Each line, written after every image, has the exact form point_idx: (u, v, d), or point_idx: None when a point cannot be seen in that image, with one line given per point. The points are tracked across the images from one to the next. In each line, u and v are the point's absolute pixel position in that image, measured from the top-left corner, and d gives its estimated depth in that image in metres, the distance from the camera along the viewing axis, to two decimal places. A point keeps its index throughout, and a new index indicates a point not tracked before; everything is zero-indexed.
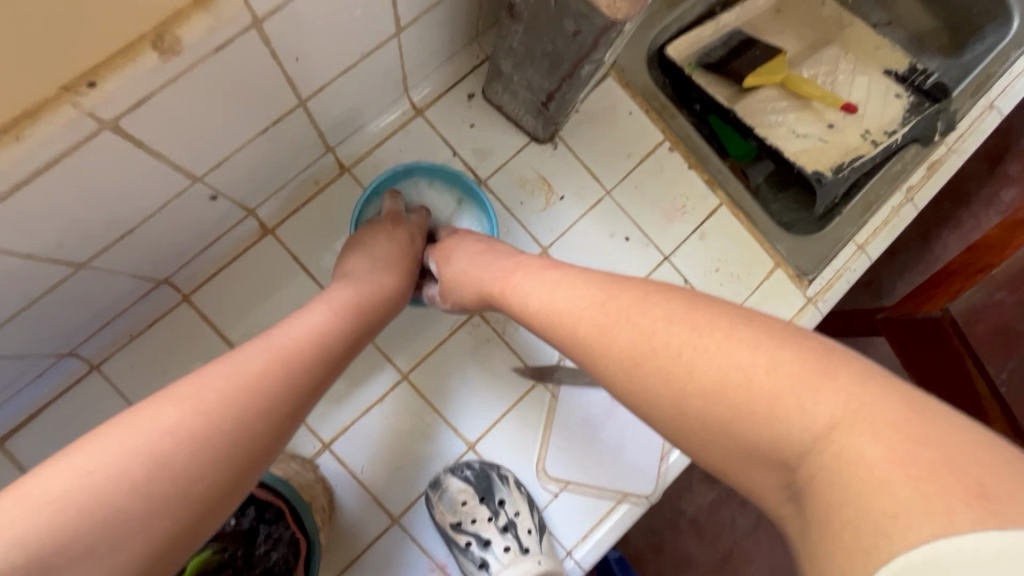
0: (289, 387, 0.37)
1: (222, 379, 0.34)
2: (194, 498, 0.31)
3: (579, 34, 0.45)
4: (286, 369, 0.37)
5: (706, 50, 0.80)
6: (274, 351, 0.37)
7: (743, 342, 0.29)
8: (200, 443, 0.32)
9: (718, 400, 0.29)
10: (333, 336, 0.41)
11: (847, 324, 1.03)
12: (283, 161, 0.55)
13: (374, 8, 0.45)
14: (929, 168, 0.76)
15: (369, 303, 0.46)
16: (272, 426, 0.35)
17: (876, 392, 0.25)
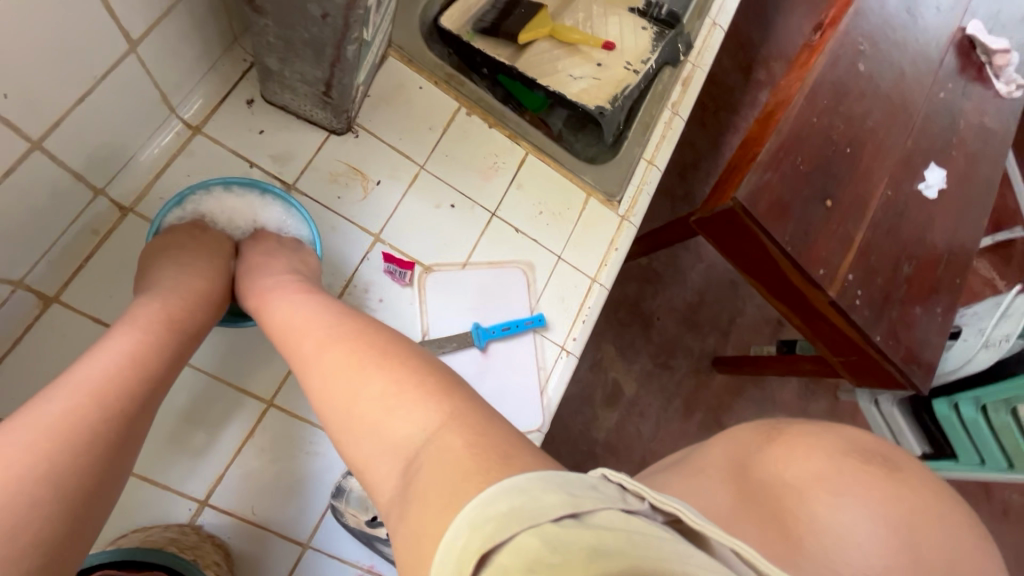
0: (111, 416, 0.39)
1: (33, 424, 0.36)
2: (41, 534, 0.33)
3: (327, 18, 0.45)
4: (106, 399, 0.39)
5: (479, 16, 0.86)
6: (86, 388, 0.39)
7: (392, 370, 0.37)
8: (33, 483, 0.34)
9: (371, 411, 0.36)
10: (144, 362, 0.43)
11: (667, 235, 1.20)
12: (39, 215, 0.48)
13: (87, 24, 0.41)
14: (683, 84, 0.90)
15: (174, 336, 0.47)
16: (105, 453, 0.38)
17: (451, 406, 0.34)
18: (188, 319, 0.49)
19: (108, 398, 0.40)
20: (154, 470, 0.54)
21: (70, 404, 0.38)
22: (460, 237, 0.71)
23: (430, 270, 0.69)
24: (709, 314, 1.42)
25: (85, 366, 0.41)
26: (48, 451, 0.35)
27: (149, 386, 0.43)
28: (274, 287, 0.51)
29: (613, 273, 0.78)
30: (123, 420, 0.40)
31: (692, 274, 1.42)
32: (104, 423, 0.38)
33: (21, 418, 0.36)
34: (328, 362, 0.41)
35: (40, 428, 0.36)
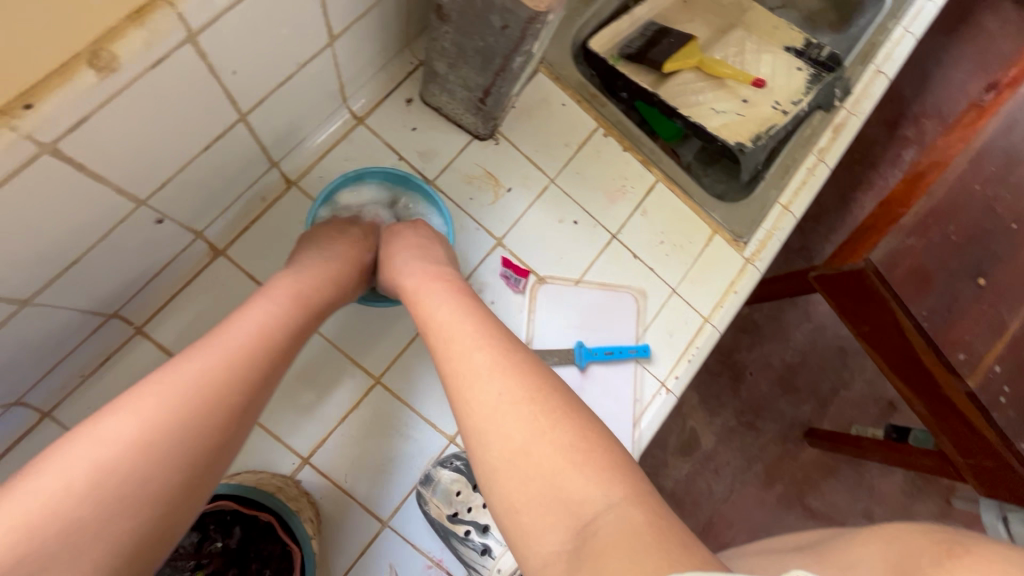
0: (243, 377, 0.39)
1: (186, 369, 0.37)
2: (178, 474, 0.34)
3: (506, 29, 0.48)
4: (252, 353, 0.40)
5: (626, 43, 0.86)
6: (238, 340, 0.40)
7: (565, 423, 0.39)
8: (164, 441, 0.34)
9: (540, 459, 0.37)
10: (294, 319, 0.45)
11: (780, 286, 1.13)
12: (227, 179, 0.55)
13: (306, 19, 0.46)
14: (834, 130, 0.84)
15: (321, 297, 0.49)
16: (232, 412, 0.37)
17: (630, 481, 0.36)
18: (321, 296, 0.49)
19: (245, 357, 0.40)
20: (270, 420, 0.59)
21: (209, 362, 0.38)
22: (576, 255, 0.71)
23: (542, 281, 0.70)
24: (810, 380, 1.29)
25: (236, 325, 0.41)
26: (181, 408, 0.35)
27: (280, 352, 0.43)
28: (434, 284, 0.52)
29: (728, 316, 0.74)
30: (252, 383, 0.39)
31: (796, 333, 1.31)
32: (238, 384, 0.38)
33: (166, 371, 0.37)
34: (496, 390, 0.41)
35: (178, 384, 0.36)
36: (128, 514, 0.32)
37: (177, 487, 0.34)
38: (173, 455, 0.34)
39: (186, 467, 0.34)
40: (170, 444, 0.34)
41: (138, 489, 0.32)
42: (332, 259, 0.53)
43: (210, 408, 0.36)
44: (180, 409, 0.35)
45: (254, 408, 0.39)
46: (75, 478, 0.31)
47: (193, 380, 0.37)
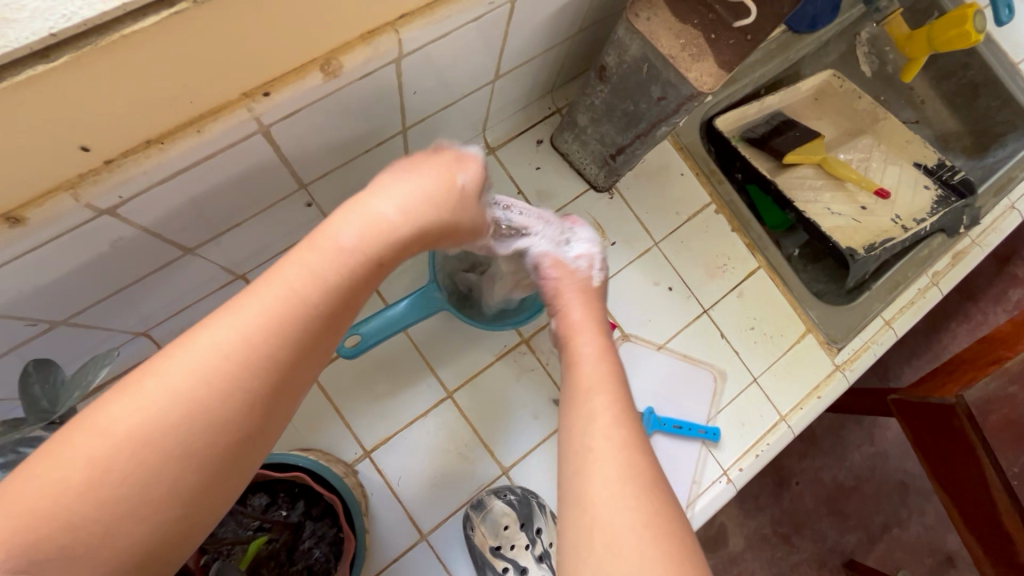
0: (287, 348, 0.34)
1: (218, 329, 0.32)
2: (210, 442, 0.31)
3: (662, 100, 0.51)
4: (297, 311, 0.34)
5: (749, 127, 0.87)
6: (277, 299, 0.34)
7: (631, 433, 0.40)
8: (198, 416, 0.31)
9: (589, 449, 0.40)
10: (355, 269, 0.37)
11: (854, 399, 1.05)
12: (371, 179, 0.60)
13: (484, 58, 0.51)
14: (952, 257, 0.81)
15: (402, 238, 0.40)
16: (260, 392, 0.33)
17: (660, 511, 0.37)
18: (395, 247, 0.40)
19: (287, 318, 0.34)
20: (345, 407, 0.62)
21: (251, 328, 0.32)
22: (664, 321, 0.71)
23: (626, 338, 0.70)
24: (861, 507, 1.18)
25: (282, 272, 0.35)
26: (213, 377, 0.31)
27: (334, 308, 0.36)
28: (583, 334, 0.48)
29: (806, 420, 0.71)
30: (285, 358, 0.33)
31: (855, 454, 1.20)
32: (279, 350, 0.33)
33: (201, 334, 0.32)
34: (586, 378, 0.44)
35: (211, 352, 0.32)
36: (155, 489, 0.30)
37: (204, 471, 0.31)
38: (196, 440, 0.31)
39: (224, 445, 0.31)
40: (194, 428, 0.31)
41: (169, 460, 0.30)
42: (431, 194, 0.42)
43: (238, 384, 0.32)
44: (207, 387, 0.31)
45: (295, 380, 0.34)
46: (94, 459, 0.29)
47: (225, 352, 0.32)
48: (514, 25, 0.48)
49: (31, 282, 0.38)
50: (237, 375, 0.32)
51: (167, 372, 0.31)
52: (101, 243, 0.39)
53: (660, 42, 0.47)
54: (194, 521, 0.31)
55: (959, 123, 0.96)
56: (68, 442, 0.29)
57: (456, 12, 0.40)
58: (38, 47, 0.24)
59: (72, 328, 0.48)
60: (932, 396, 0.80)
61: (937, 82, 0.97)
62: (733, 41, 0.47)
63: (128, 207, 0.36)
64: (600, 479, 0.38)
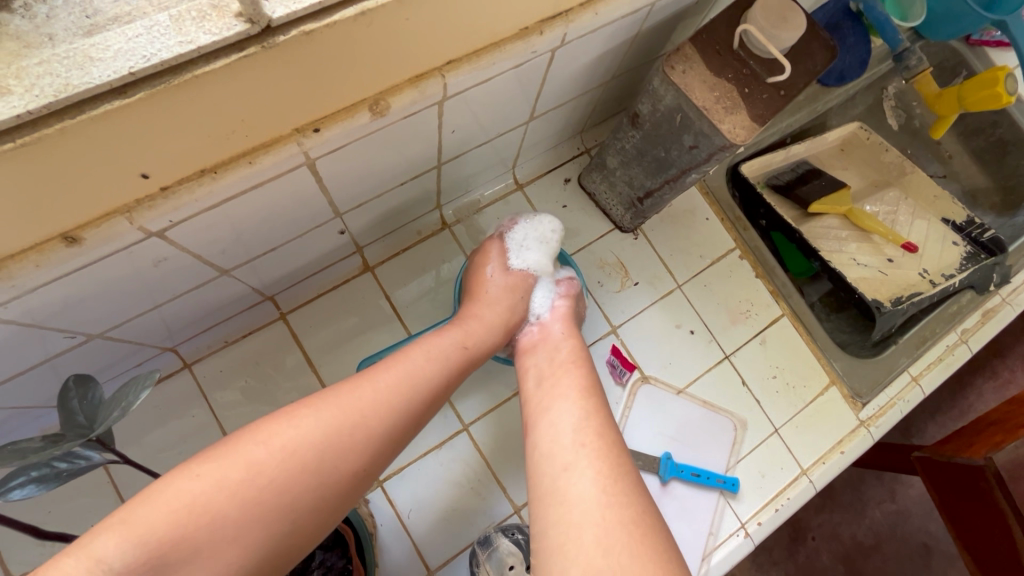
0: (397, 422, 0.41)
1: (352, 395, 0.39)
2: (322, 492, 0.36)
3: (694, 148, 0.52)
4: (407, 392, 0.42)
5: (775, 174, 0.87)
6: (399, 379, 0.42)
7: (607, 434, 0.43)
8: (319, 464, 0.36)
9: (565, 449, 0.42)
10: (450, 366, 0.46)
11: (876, 456, 1.02)
12: (402, 210, 0.61)
13: (521, 101, 0.52)
14: (982, 314, 0.79)
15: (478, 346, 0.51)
16: (369, 456, 0.39)
17: (635, 503, 0.38)
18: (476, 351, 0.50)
19: (402, 396, 0.42)
20: None
21: (372, 398, 0.40)
22: (684, 364, 0.71)
23: (645, 380, 0.69)
24: (881, 569, 1.12)
25: (402, 361, 0.44)
26: (338, 432, 0.37)
27: (425, 402, 0.43)
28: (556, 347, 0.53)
29: (829, 475, 0.69)
30: (393, 431, 0.40)
31: (875, 511, 1.15)
32: (390, 423, 0.40)
33: (332, 395, 0.39)
34: (564, 383, 0.48)
35: (337, 413, 0.38)
36: (272, 521, 0.34)
37: (300, 517, 0.36)
38: (307, 491, 0.36)
39: (330, 494, 0.37)
40: (306, 476, 0.36)
41: (288, 498, 0.35)
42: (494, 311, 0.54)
43: (352, 450, 0.38)
44: (328, 444, 0.37)
45: (385, 460, 0.41)
46: (223, 485, 0.34)
47: (349, 416, 0.38)
48: (553, 71, 0.50)
49: (75, 297, 0.39)
50: (357, 438, 0.38)
51: (300, 424, 0.37)
52: (145, 262, 0.40)
53: (694, 93, 0.48)
54: (273, 565, 0.35)
55: (988, 179, 0.96)
56: (201, 465, 0.34)
57: (499, 59, 0.42)
58: (118, 84, 0.26)
59: (106, 341, 0.49)
60: (957, 456, 0.78)
61: (965, 138, 0.97)
62: (767, 95, 0.48)
63: (175, 229, 0.37)
64: (574, 477, 0.39)
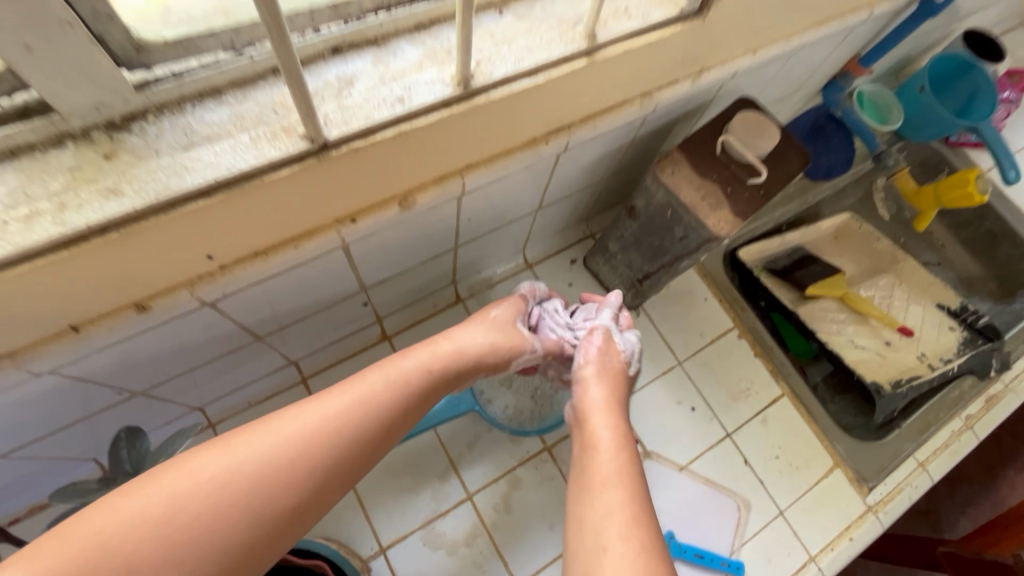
0: (346, 450, 0.37)
1: (296, 420, 0.37)
2: (255, 528, 0.34)
3: (685, 239, 0.57)
4: (360, 416, 0.39)
5: (772, 258, 0.92)
6: (352, 401, 0.39)
7: (641, 535, 0.38)
8: (254, 499, 0.33)
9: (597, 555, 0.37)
10: (416, 389, 0.43)
11: (898, 549, 0.98)
12: (420, 286, 0.67)
13: (530, 195, 0.59)
14: (987, 400, 0.80)
15: (454, 371, 0.46)
16: (312, 487, 0.36)
17: None
18: (450, 375, 0.46)
19: (353, 420, 0.38)
20: (368, 500, 0.64)
21: (320, 424, 0.37)
22: (686, 441, 0.72)
23: (648, 456, 0.71)
24: None
25: (357, 383, 0.40)
26: (278, 464, 0.35)
27: (382, 431, 0.40)
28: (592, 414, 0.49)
29: (837, 564, 0.68)
30: (341, 461, 0.37)
31: None
32: (337, 451, 0.37)
33: (301, 406, 0.38)
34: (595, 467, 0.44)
35: (278, 442, 0.35)
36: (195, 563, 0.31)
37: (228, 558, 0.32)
38: (241, 528, 0.33)
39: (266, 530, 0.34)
40: (239, 510, 0.33)
41: (216, 535, 0.32)
42: (487, 339, 0.50)
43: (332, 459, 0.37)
44: (265, 476, 0.34)
45: (333, 493, 0.37)
46: (141, 520, 0.31)
47: (292, 446, 0.35)
48: (558, 171, 0.57)
49: (131, 358, 0.44)
50: (298, 468, 0.35)
51: (237, 453, 0.34)
52: (194, 328, 0.45)
53: (683, 192, 0.55)
54: None
55: (981, 269, 1.00)
56: (121, 499, 0.31)
57: (511, 163, 0.49)
58: (204, 187, 0.33)
59: (145, 399, 0.53)
60: (983, 552, 0.76)
61: (955, 230, 1.03)
62: (748, 195, 0.54)
63: (225, 300, 0.43)
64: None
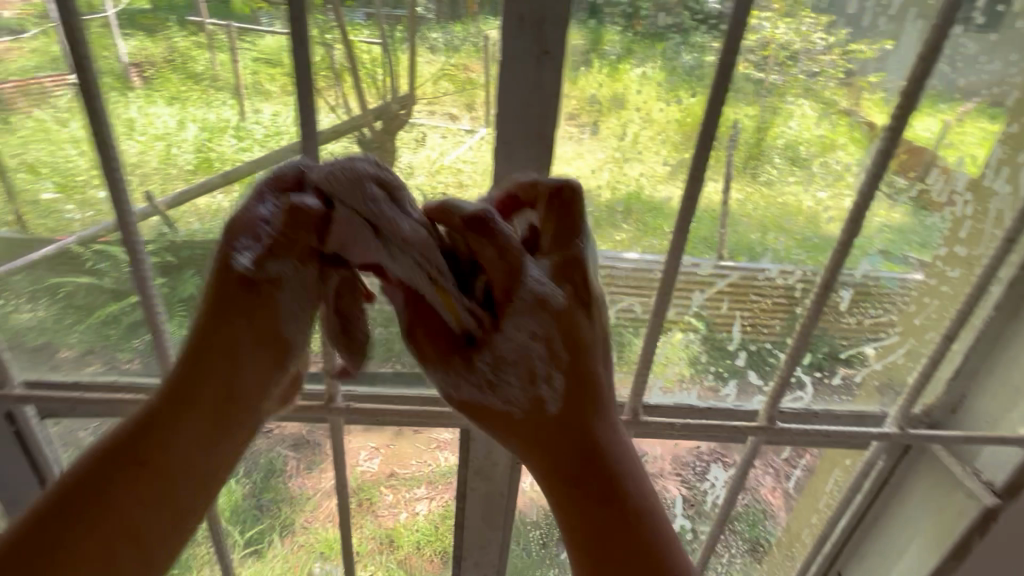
0: (123, 460, 0.61)
1: (67, 475, 0.62)
2: (53, 516, 0.59)
3: None
4: (95, 485, 0.61)
5: None
6: (81, 470, 0.62)
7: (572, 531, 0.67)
8: (65, 498, 0.60)
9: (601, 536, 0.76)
10: (128, 440, 0.62)
11: None
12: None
13: None
14: None
15: (184, 375, 0.63)
16: (105, 495, 0.61)
17: None
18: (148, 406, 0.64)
19: (88, 475, 0.61)
20: None
21: (55, 490, 0.61)
22: None
23: None
24: None
25: (83, 456, 0.63)
26: (87, 479, 0.61)
27: (146, 460, 0.62)
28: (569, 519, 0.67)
29: None
30: (112, 465, 0.61)
31: None
32: (123, 465, 0.61)
33: (72, 465, 0.62)
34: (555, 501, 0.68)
35: (87, 461, 0.62)
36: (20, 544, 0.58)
37: (41, 536, 0.58)
38: (50, 516, 0.59)
39: (62, 515, 0.59)
40: (52, 509, 0.60)
41: (36, 527, 0.59)
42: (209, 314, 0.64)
43: (114, 471, 0.61)
44: (79, 489, 0.61)
45: (127, 488, 0.61)
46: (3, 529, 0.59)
47: (65, 495, 0.60)
48: None
49: None
50: (94, 488, 0.61)
51: (66, 475, 0.62)
52: None
53: None
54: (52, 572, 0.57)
55: None
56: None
57: None
58: None
59: None
60: None
61: None
62: None
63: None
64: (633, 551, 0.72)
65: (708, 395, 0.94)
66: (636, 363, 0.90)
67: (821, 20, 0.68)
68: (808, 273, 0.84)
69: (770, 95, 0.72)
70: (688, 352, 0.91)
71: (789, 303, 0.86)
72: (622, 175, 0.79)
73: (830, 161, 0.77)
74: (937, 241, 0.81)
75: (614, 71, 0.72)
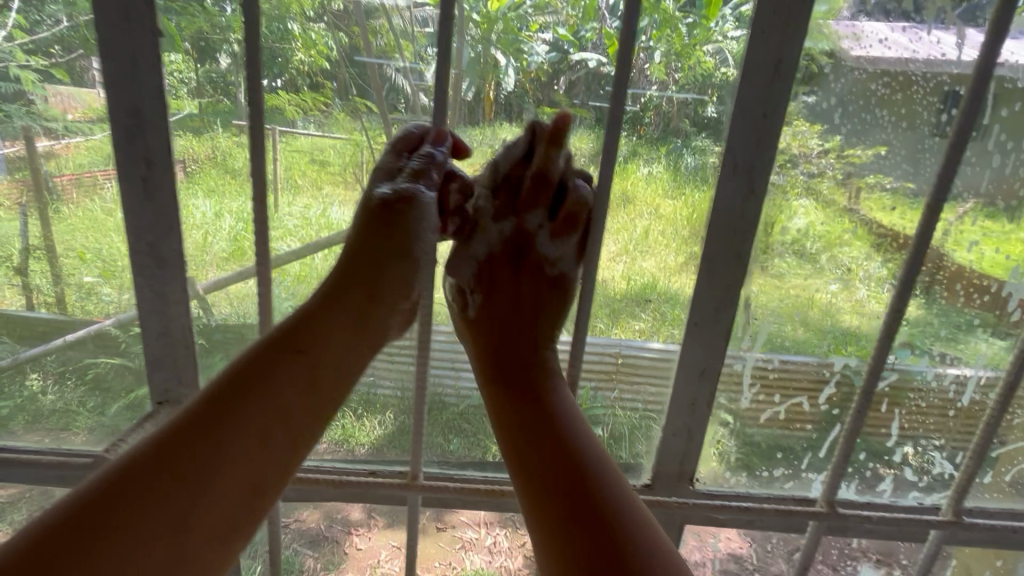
0: (273, 380, 0.66)
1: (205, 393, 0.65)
2: (206, 428, 0.61)
3: None
4: (243, 400, 0.64)
5: None
6: (226, 384, 0.65)
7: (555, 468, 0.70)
8: (214, 409, 0.63)
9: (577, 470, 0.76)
10: (276, 360, 0.67)
11: None
12: None
13: None
14: None
15: (320, 301, 0.73)
16: (250, 410, 0.64)
17: None
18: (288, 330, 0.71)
19: (239, 394, 0.64)
20: None
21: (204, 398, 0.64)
22: None
23: None
24: None
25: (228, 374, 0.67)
26: (231, 393, 0.64)
27: (301, 380, 0.67)
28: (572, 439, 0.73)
29: None
30: (260, 385, 0.66)
31: None
32: (270, 387, 0.66)
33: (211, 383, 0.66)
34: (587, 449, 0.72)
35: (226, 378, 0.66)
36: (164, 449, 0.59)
37: (186, 444, 0.60)
38: (201, 426, 0.61)
39: (210, 429, 0.62)
40: (202, 417, 0.62)
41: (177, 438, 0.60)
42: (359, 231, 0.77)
43: (261, 385, 0.66)
44: (225, 400, 0.64)
45: (271, 409, 0.65)
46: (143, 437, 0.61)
47: (211, 405, 0.63)
48: None
49: None
50: (240, 403, 0.64)
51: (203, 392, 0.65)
52: None
53: None
54: (190, 486, 0.59)
55: None
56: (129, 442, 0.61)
57: None
58: None
59: None
60: None
61: None
62: None
63: None
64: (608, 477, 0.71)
65: (864, 489, 0.95)
66: (786, 451, 0.93)
67: (814, 128, 0.74)
68: (962, 373, 0.86)
69: (775, 192, 0.77)
70: (720, 447, 0.93)
71: (945, 403, 0.88)
72: (635, 267, 0.85)
73: (838, 255, 0.82)
74: (967, 334, 0.84)
75: (623, 170, 0.78)
